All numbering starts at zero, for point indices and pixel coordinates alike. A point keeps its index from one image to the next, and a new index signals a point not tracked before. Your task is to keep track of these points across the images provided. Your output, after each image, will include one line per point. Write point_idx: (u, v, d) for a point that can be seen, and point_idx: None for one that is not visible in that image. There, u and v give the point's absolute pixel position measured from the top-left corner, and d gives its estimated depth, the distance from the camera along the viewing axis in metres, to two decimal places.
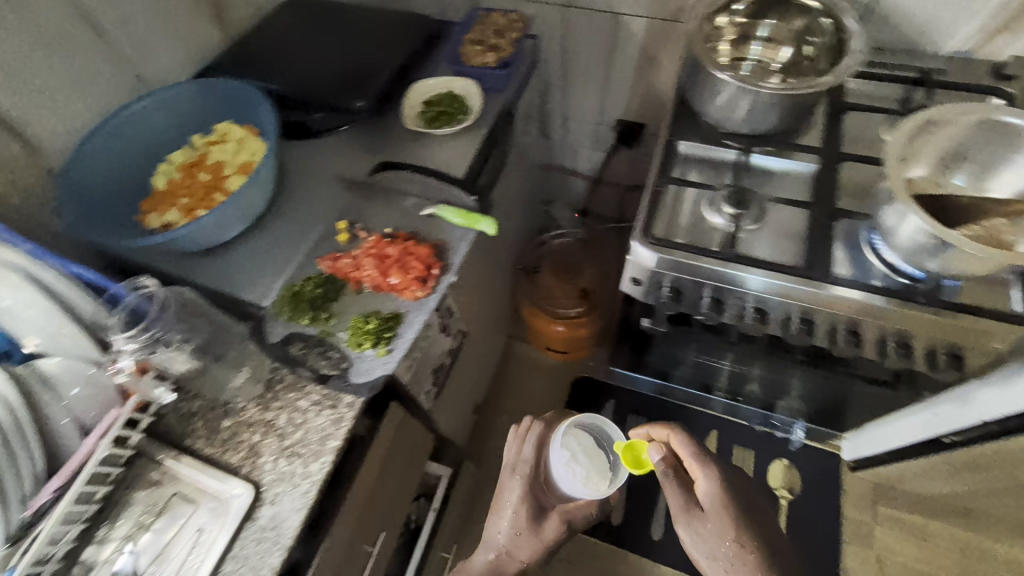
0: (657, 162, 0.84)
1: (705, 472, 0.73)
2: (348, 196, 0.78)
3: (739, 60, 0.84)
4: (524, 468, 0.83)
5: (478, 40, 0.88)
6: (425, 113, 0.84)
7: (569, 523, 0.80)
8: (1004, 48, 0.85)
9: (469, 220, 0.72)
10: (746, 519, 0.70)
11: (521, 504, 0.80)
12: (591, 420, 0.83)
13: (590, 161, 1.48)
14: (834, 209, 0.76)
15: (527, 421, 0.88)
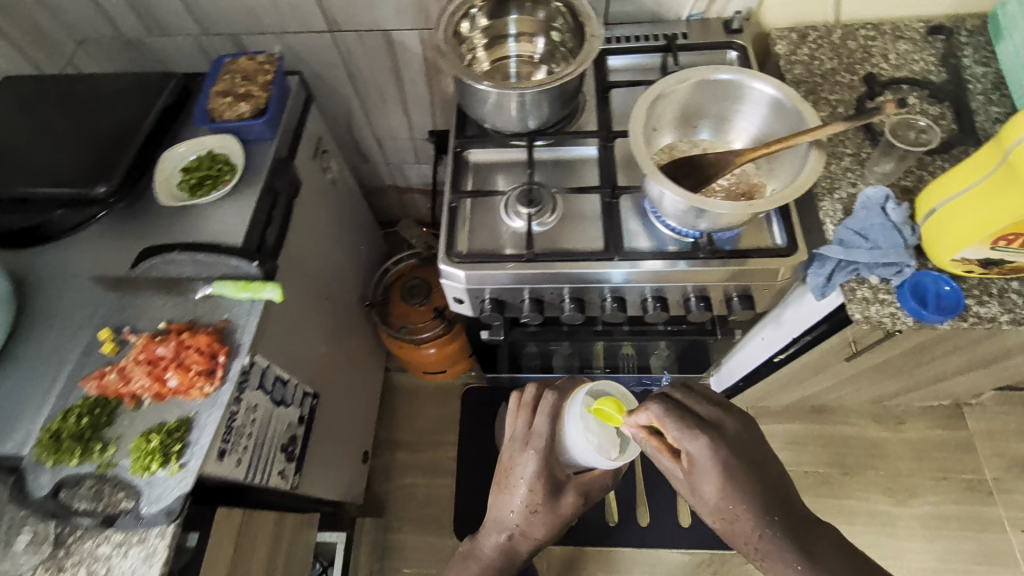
0: (449, 178, 0.83)
1: (702, 440, 0.62)
2: (112, 295, 0.70)
3: (500, 61, 0.90)
4: (538, 441, 0.79)
5: (227, 92, 0.80)
6: (183, 183, 0.76)
7: (581, 495, 0.80)
8: (726, 6, 0.94)
9: (249, 288, 0.67)
10: (746, 477, 0.61)
11: (537, 482, 0.77)
12: (580, 392, 0.76)
13: (420, 176, 1.46)
14: (617, 188, 0.79)
15: (530, 394, 0.85)
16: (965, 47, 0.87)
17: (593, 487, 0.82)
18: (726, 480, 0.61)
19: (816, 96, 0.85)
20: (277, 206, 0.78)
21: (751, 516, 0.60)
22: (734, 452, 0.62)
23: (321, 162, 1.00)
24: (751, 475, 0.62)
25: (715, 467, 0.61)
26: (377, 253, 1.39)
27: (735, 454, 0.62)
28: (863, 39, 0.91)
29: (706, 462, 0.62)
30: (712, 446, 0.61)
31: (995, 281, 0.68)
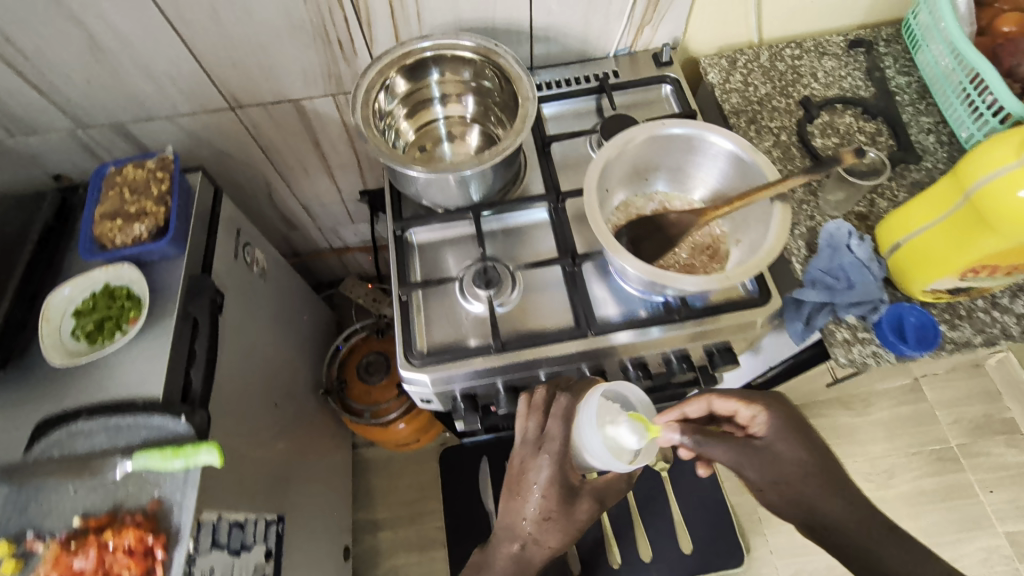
0: (394, 268, 0.75)
1: (763, 407, 0.65)
2: (7, 486, 0.58)
3: (425, 126, 0.84)
4: (553, 444, 0.66)
5: (114, 211, 0.68)
6: (78, 331, 0.65)
7: (596, 501, 0.67)
8: (652, 39, 0.91)
9: (177, 456, 0.57)
10: (795, 440, 0.63)
11: (551, 488, 0.65)
12: (596, 393, 0.64)
13: (357, 235, 1.35)
14: (577, 255, 0.74)
15: (541, 393, 0.70)
16: (886, 58, 0.89)
17: (607, 488, 0.68)
18: (783, 438, 0.63)
19: (757, 126, 0.84)
20: (199, 337, 0.67)
21: (796, 466, 0.61)
22: (785, 424, 0.64)
23: (246, 257, 0.89)
24: (806, 433, 0.64)
25: (783, 423, 0.64)
26: (323, 327, 1.28)
27: (788, 420, 0.64)
28: (791, 59, 0.90)
29: (758, 424, 0.65)
30: (777, 412, 0.64)
31: (962, 303, 0.69)
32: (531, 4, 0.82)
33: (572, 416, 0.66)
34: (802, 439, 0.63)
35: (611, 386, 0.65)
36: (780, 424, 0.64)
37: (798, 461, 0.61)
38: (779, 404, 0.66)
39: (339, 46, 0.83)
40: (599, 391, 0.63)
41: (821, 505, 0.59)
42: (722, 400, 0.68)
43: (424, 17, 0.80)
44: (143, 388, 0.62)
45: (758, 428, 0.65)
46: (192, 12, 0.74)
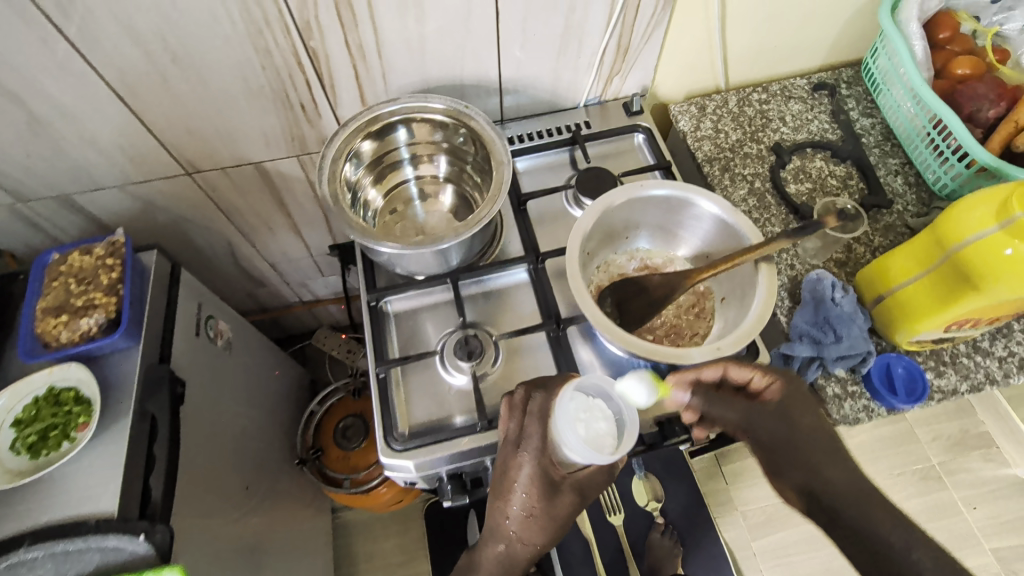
0: (369, 342, 0.71)
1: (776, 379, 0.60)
2: None
3: (395, 188, 0.82)
4: (533, 438, 0.60)
5: (59, 305, 0.64)
6: (19, 444, 0.59)
7: (582, 494, 0.60)
8: (622, 88, 0.91)
9: None
10: (806, 415, 0.58)
11: (532, 483, 0.59)
12: (570, 387, 0.58)
13: (328, 286, 1.30)
14: (561, 319, 0.71)
15: (519, 391, 0.62)
16: (849, 100, 0.90)
17: (595, 484, 0.60)
18: (791, 408, 0.59)
19: (731, 173, 0.84)
20: (159, 436, 0.61)
21: (802, 440, 0.57)
22: (794, 397, 0.59)
23: (209, 331, 0.84)
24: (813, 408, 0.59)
25: (793, 396, 0.59)
26: (296, 387, 1.22)
27: (799, 393, 0.60)
28: (759, 103, 0.91)
29: (770, 393, 0.60)
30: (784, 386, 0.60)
31: (945, 348, 0.69)
32: (499, 61, 0.80)
33: (549, 413, 0.59)
34: (808, 418, 0.58)
35: (585, 379, 0.59)
36: (789, 397, 0.59)
37: (803, 438, 0.57)
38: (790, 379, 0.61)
39: (302, 109, 0.79)
40: (570, 387, 0.58)
41: (826, 482, 0.54)
42: (740, 368, 0.59)
43: (390, 78, 0.77)
44: (97, 503, 0.56)
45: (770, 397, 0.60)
46: (141, 82, 0.70)
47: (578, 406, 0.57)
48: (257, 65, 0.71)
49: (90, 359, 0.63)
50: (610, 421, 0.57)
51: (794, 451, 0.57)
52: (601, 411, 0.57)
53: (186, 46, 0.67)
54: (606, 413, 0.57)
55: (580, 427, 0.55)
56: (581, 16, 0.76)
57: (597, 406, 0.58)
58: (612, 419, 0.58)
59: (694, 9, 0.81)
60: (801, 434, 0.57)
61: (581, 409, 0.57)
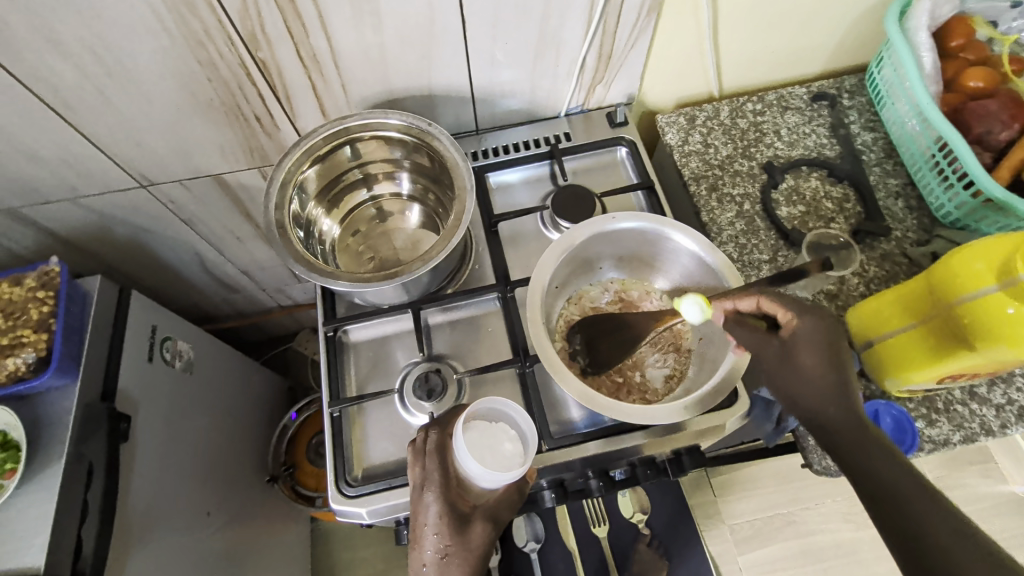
0: (325, 378, 0.67)
1: (801, 314, 0.52)
2: None
3: (354, 210, 0.78)
4: (433, 473, 0.54)
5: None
6: None
7: (493, 520, 0.55)
8: (606, 96, 0.84)
9: None
10: (826, 356, 0.50)
11: (441, 522, 0.53)
12: (464, 417, 0.54)
13: (306, 291, 1.25)
14: (528, 355, 0.66)
15: (418, 432, 0.57)
16: (850, 112, 0.84)
17: (506, 506, 0.55)
18: (811, 346, 0.50)
19: (719, 194, 0.78)
20: (93, 484, 0.59)
21: (816, 381, 0.49)
22: (820, 337, 0.51)
23: (166, 353, 0.79)
24: (844, 355, 0.50)
25: (819, 335, 0.51)
26: (272, 397, 1.19)
27: (829, 334, 0.51)
28: (752, 114, 0.84)
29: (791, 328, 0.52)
30: (812, 322, 0.52)
31: (939, 394, 0.64)
32: (470, 70, 0.74)
33: (446, 446, 0.55)
34: (832, 360, 0.49)
35: (476, 407, 0.56)
36: (813, 337, 0.51)
37: (818, 381, 0.49)
38: (823, 315, 0.52)
39: (257, 122, 0.74)
40: (463, 417, 0.54)
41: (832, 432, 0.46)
42: (773, 300, 0.54)
43: (350, 89, 0.72)
44: (23, 557, 0.55)
45: (789, 330, 0.52)
46: (77, 95, 0.65)
47: (476, 434, 0.53)
48: (202, 77, 0.66)
49: (23, 399, 0.62)
50: (516, 440, 0.53)
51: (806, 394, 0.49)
52: (504, 432, 0.54)
53: (120, 57, 0.62)
54: (509, 433, 0.54)
55: (483, 454, 0.51)
56: (557, 23, 0.70)
57: (501, 428, 0.54)
58: (518, 437, 0.54)
59: (681, 15, 0.74)
60: (820, 376, 0.49)
61: (476, 433, 0.53)
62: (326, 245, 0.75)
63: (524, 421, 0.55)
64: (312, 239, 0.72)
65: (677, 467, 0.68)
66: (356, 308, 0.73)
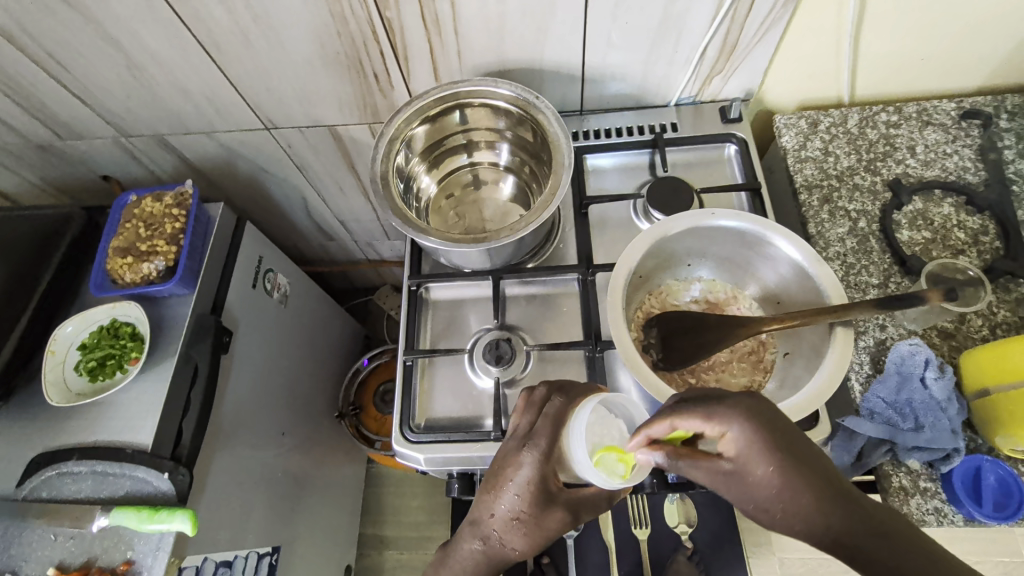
0: (402, 328, 0.71)
1: (720, 422, 0.39)
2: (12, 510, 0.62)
3: (451, 174, 0.81)
4: (540, 439, 0.53)
5: (127, 246, 0.72)
6: (82, 368, 0.68)
7: (574, 513, 0.53)
8: (722, 90, 0.80)
9: (152, 517, 0.59)
10: (787, 452, 0.37)
11: (527, 488, 0.52)
12: (596, 398, 0.51)
13: (392, 249, 1.31)
14: (600, 340, 0.66)
15: (541, 390, 0.58)
16: (1006, 135, 0.74)
17: (591, 503, 0.54)
18: (763, 468, 0.37)
19: (832, 207, 0.72)
20: (196, 386, 0.68)
21: (804, 507, 0.36)
22: (772, 452, 0.37)
23: (267, 284, 0.86)
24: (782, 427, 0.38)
25: (763, 436, 0.38)
26: (349, 342, 1.27)
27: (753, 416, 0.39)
28: (885, 126, 0.77)
29: (729, 442, 0.39)
30: (744, 412, 0.39)
31: None
32: (585, 48, 0.73)
33: (563, 419, 0.53)
34: (810, 475, 0.36)
35: (610, 396, 0.52)
36: (757, 436, 0.38)
37: (812, 493, 0.36)
38: (738, 412, 0.39)
39: (374, 79, 0.78)
40: (592, 400, 0.51)
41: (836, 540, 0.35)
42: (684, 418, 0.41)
43: (465, 55, 0.74)
44: (136, 435, 0.63)
45: (735, 451, 0.38)
46: (224, 38, 0.72)
47: (597, 421, 0.50)
48: (333, 31, 0.71)
49: (150, 300, 0.71)
50: None
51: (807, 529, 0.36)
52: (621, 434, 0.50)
53: (266, 7, 0.67)
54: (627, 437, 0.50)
55: (593, 447, 0.48)
56: (683, 6, 0.67)
57: (619, 430, 0.50)
58: None
59: (822, 8, 0.69)
60: (806, 499, 0.36)
61: (594, 424, 0.50)
62: (421, 203, 0.79)
63: None
64: (410, 195, 0.75)
65: None
66: (439, 268, 0.76)
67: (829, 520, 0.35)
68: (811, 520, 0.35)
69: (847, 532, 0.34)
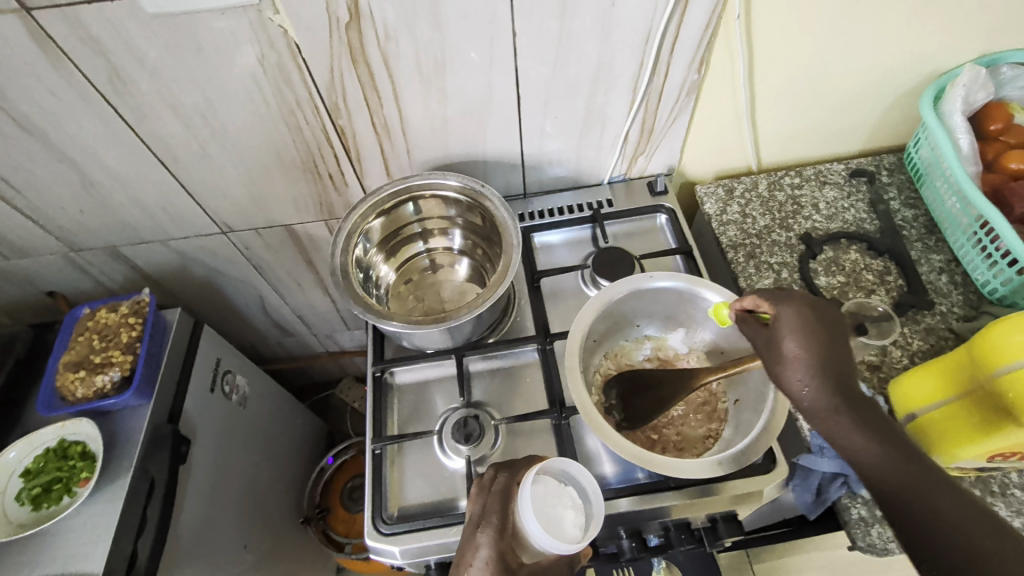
0: (369, 416, 0.71)
1: (783, 304, 0.51)
2: None
3: (408, 261, 0.85)
4: (492, 516, 0.55)
5: (79, 360, 0.71)
6: (25, 496, 0.64)
7: None
8: (647, 167, 0.90)
9: None
10: (813, 338, 0.48)
11: (487, 567, 0.51)
12: (539, 467, 0.56)
13: (352, 339, 1.31)
14: (564, 407, 0.68)
15: (488, 472, 0.60)
16: (889, 189, 0.86)
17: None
18: (793, 342, 0.49)
19: (757, 261, 0.80)
20: (152, 502, 0.64)
21: (809, 374, 0.47)
22: (805, 332, 0.49)
23: (225, 386, 0.85)
24: (836, 339, 0.49)
25: (802, 322, 0.49)
26: (312, 439, 1.23)
27: (818, 317, 0.49)
28: (790, 188, 0.88)
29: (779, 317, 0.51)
30: (804, 303, 0.50)
31: (994, 476, 0.60)
32: (521, 140, 0.82)
33: (511, 492, 0.56)
34: (827, 356, 0.47)
35: (551, 462, 0.56)
36: (802, 324, 0.49)
37: (816, 368, 0.47)
38: (802, 300, 0.51)
39: (329, 179, 0.83)
40: (535, 468, 0.55)
41: (849, 444, 0.44)
42: (757, 300, 0.54)
43: (414, 153, 0.81)
44: (85, 563, 0.60)
45: (779, 324, 0.51)
46: (182, 152, 0.76)
47: (544, 488, 0.54)
48: (288, 139, 0.76)
49: (102, 414, 0.69)
50: (580, 510, 0.53)
51: (803, 390, 0.47)
52: (570, 498, 0.54)
53: (224, 122, 0.73)
54: (575, 500, 0.54)
55: (544, 516, 0.52)
56: (603, 100, 0.77)
57: (567, 493, 0.54)
58: (582, 509, 0.54)
59: (720, 96, 0.80)
60: (812, 366, 0.47)
61: (540, 492, 0.53)
62: (380, 290, 0.81)
63: (594, 494, 0.55)
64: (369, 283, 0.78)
65: (713, 536, 0.66)
66: (402, 352, 0.77)
67: (820, 389, 0.46)
68: (818, 395, 0.46)
69: (834, 413, 0.45)
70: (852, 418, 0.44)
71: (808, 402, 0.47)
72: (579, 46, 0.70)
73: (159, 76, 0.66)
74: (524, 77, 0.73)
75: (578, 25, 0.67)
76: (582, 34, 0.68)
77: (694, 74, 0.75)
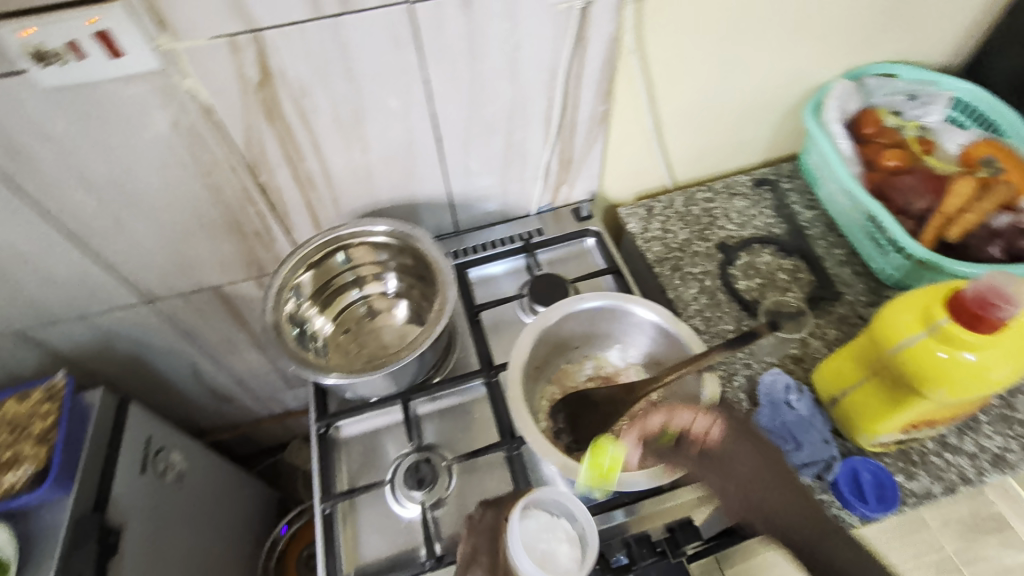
0: (315, 475, 0.68)
1: (712, 420, 0.53)
2: None
3: (346, 309, 0.83)
4: (483, 556, 0.55)
5: None
6: None
7: None
8: (571, 194, 0.94)
9: None
10: (753, 457, 0.51)
11: None
12: (529, 500, 0.55)
13: (298, 397, 1.26)
14: (515, 438, 0.68)
15: (477, 509, 0.59)
16: (791, 194, 0.94)
17: None
18: (736, 463, 0.51)
19: (682, 273, 0.85)
20: None
21: (765, 494, 0.50)
22: (745, 449, 0.51)
23: (159, 465, 0.80)
24: (766, 448, 0.52)
25: (740, 440, 0.51)
26: (263, 509, 1.16)
27: (745, 429, 0.52)
28: (703, 202, 0.94)
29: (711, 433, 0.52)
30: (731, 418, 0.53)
31: (913, 447, 0.65)
32: (447, 179, 0.84)
33: (500, 528, 0.56)
34: (771, 467, 0.50)
35: (542, 493, 0.56)
36: (737, 438, 0.51)
37: (765, 483, 0.50)
38: (730, 413, 0.53)
39: (256, 236, 0.82)
40: (524, 502, 0.55)
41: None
42: (681, 412, 0.54)
43: (341, 202, 0.82)
44: None
45: (715, 439, 0.52)
46: (94, 223, 0.73)
47: (535, 523, 0.53)
48: (209, 200, 0.75)
49: (14, 515, 0.64)
50: (574, 542, 0.53)
51: (757, 507, 0.50)
52: (563, 531, 0.54)
53: (138, 190, 0.71)
54: (569, 533, 0.54)
55: (536, 553, 0.51)
56: (521, 136, 0.81)
57: (560, 527, 0.54)
58: (575, 539, 0.54)
59: (629, 123, 0.86)
60: (759, 482, 0.50)
61: (530, 527, 0.53)
62: (318, 342, 0.80)
63: (586, 521, 0.54)
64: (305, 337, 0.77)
65: (675, 546, 0.66)
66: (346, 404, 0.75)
67: (779, 512, 0.49)
68: (775, 510, 0.49)
69: (796, 532, 0.48)
70: (810, 533, 0.47)
71: (766, 520, 0.49)
72: (492, 88, 0.73)
73: (63, 148, 0.64)
74: (442, 120, 0.75)
75: (489, 68, 0.71)
76: (493, 76, 0.72)
77: (602, 105, 0.80)
